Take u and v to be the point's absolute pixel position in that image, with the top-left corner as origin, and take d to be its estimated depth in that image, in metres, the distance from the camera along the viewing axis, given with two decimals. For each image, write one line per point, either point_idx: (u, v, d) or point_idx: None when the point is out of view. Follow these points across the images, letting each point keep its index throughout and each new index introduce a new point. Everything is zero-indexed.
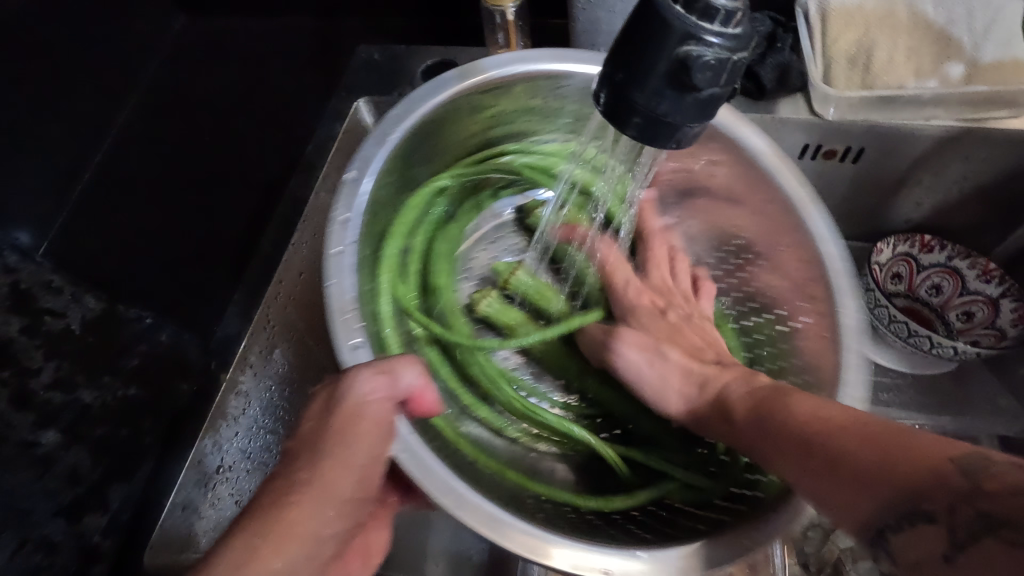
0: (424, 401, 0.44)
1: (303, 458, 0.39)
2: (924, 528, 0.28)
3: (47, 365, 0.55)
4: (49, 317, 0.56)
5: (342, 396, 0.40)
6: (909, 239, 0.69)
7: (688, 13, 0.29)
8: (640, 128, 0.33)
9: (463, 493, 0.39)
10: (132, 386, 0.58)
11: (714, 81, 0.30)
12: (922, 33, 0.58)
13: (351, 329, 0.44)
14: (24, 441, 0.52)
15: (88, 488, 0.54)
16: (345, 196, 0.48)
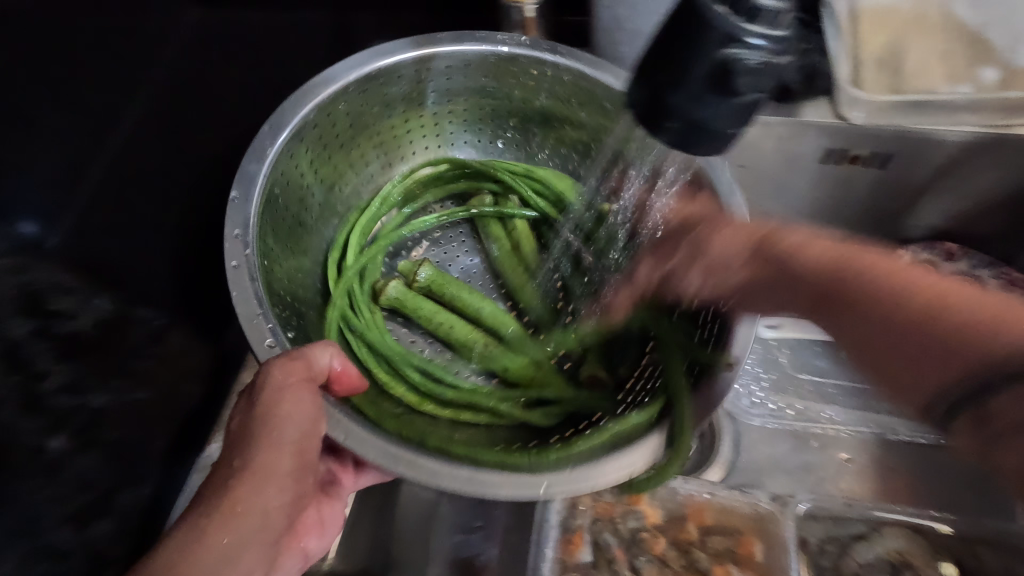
0: (344, 378, 0.43)
1: (236, 450, 0.38)
2: (991, 396, 0.36)
3: (56, 370, 0.51)
4: (59, 318, 0.52)
5: (262, 382, 0.39)
6: (932, 246, 0.67)
7: (733, 14, 0.27)
8: (676, 134, 0.31)
9: (399, 454, 0.40)
10: (141, 391, 0.57)
11: (757, 86, 0.29)
12: (954, 35, 0.56)
13: (262, 329, 0.43)
14: (34, 449, 0.48)
15: (97, 496, 0.53)
16: (242, 184, 0.48)
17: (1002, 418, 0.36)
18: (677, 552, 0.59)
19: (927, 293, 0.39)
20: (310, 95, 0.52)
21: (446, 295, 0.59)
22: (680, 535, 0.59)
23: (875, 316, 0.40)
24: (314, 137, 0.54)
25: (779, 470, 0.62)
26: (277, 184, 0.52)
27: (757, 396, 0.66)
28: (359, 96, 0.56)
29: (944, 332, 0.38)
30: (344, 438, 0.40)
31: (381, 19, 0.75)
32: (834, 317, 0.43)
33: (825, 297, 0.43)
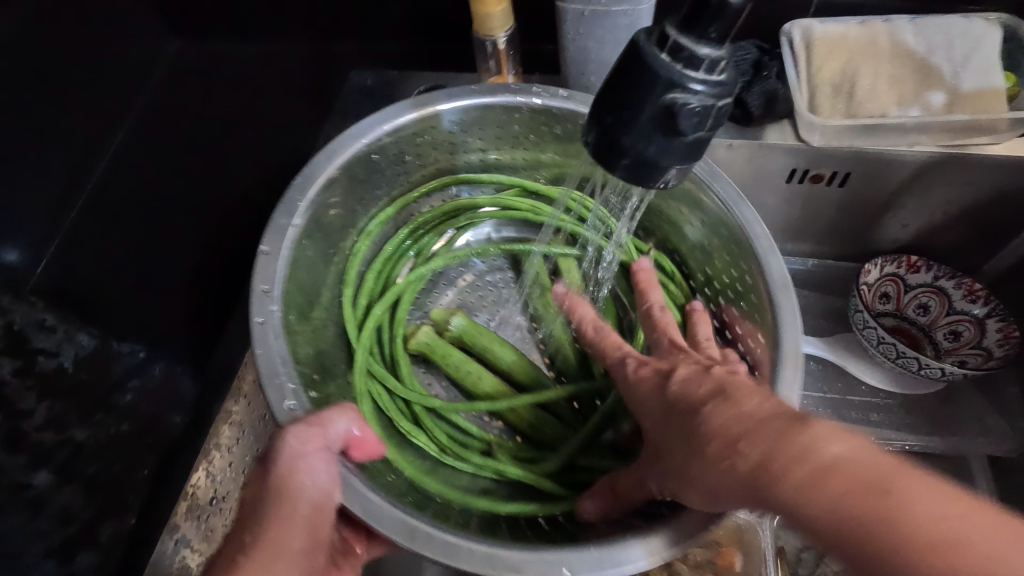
0: (364, 447, 0.42)
1: (248, 527, 0.37)
2: None
3: (39, 408, 0.55)
4: (42, 358, 0.56)
5: (275, 453, 0.38)
6: (896, 259, 0.70)
7: (674, 61, 0.30)
8: (629, 169, 0.33)
9: (412, 525, 0.38)
10: (126, 422, 0.58)
11: (701, 126, 0.31)
12: (903, 61, 0.59)
13: (284, 388, 0.42)
14: (17, 483, 0.52)
15: (81, 527, 0.53)
16: (273, 231, 0.47)
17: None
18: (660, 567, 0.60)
19: (838, 476, 0.28)
20: (342, 147, 0.51)
21: (475, 345, 0.58)
22: None
23: (814, 493, 0.29)
24: (348, 186, 0.54)
25: None
26: (312, 232, 0.51)
27: None
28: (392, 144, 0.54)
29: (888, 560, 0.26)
30: (360, 508, 0.39)
31: (360, 48, 0.77)
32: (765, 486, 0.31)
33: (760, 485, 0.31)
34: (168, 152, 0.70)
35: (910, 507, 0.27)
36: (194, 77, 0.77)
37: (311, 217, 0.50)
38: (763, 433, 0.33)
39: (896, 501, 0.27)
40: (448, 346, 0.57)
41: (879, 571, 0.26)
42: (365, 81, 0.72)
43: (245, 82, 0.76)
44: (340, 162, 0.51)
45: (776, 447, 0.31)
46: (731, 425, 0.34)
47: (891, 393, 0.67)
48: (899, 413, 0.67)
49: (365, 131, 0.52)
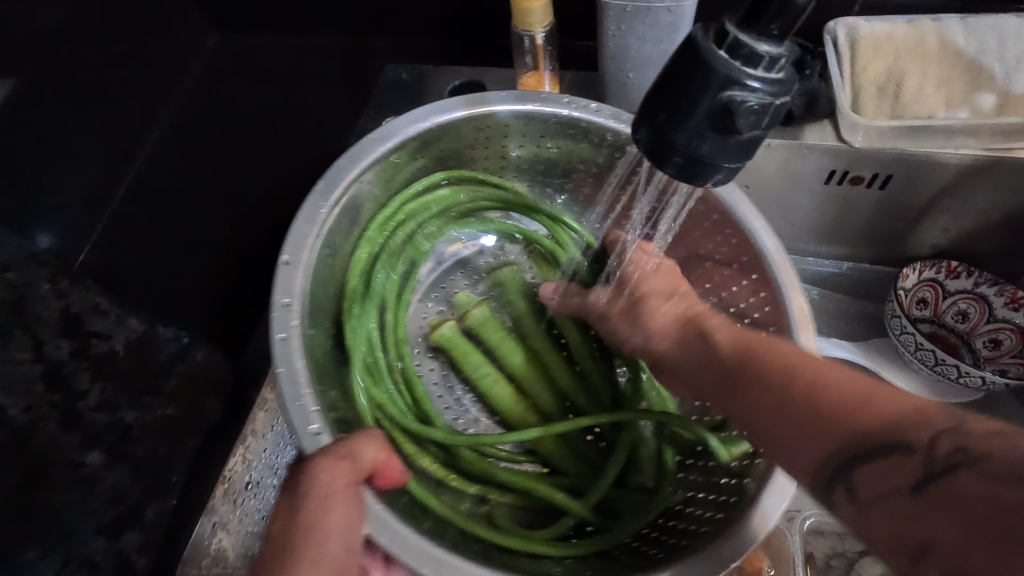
0: (388, 473, 0.42)
1: (277, 570, 0.36)
2: (894, 460, 0.29)
3: (93, 388, 0.54)
4: (95, 340, 0.55)
5: (305, 488, 0.38)
6: (936, 265, 0.69)
7: (732, 59, 0.29)
8: (680, 167, 0.33)
9: (433, 552, 0.40)
10: (169, 407, 0.57)
11: (757, 125, 0.31)
12: (952, 62, 0.58)
13: (308, 414, 0.43)
14: (71, 461, 0.51)
15: (128, 508, 0.53)
16: (292, 241, 0.48)
17: (866, 488, 0.29)
18: None
19: (795, 371, 0.35)
20: (363, 156, 0.52)
21: (489, 341, 0.59)
22: None
23: (773, 390, 0.36)
24: (369, 192, 0.55)
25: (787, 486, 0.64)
26: (328, 251, 0.52)
27: None
28: (406, 153, 0.55)
29: (777, 412, 0.35)
30: (387, 540, 0.40)
31: (395, 42, 0.77)
32: (735, 392, 0.39)
33: (738, 372, 0.39)
34: (207, 142, 0.72)
35: (844, 387, 0.32)
36: (231, 69, 0.78)
37: (330, 231, 0.51)
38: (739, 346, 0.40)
39: (825, 386, 0.33)
40: (465, 346, 0.59)
41: (801, 424, 0.33)
42: (400, 75, 0.72)
43: (280, 75, 0.77)
44: (360, 172, 0.52)
45: (757, 353, 0.39)
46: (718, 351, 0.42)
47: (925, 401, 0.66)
48: None
49: (388, 139, 0.53)
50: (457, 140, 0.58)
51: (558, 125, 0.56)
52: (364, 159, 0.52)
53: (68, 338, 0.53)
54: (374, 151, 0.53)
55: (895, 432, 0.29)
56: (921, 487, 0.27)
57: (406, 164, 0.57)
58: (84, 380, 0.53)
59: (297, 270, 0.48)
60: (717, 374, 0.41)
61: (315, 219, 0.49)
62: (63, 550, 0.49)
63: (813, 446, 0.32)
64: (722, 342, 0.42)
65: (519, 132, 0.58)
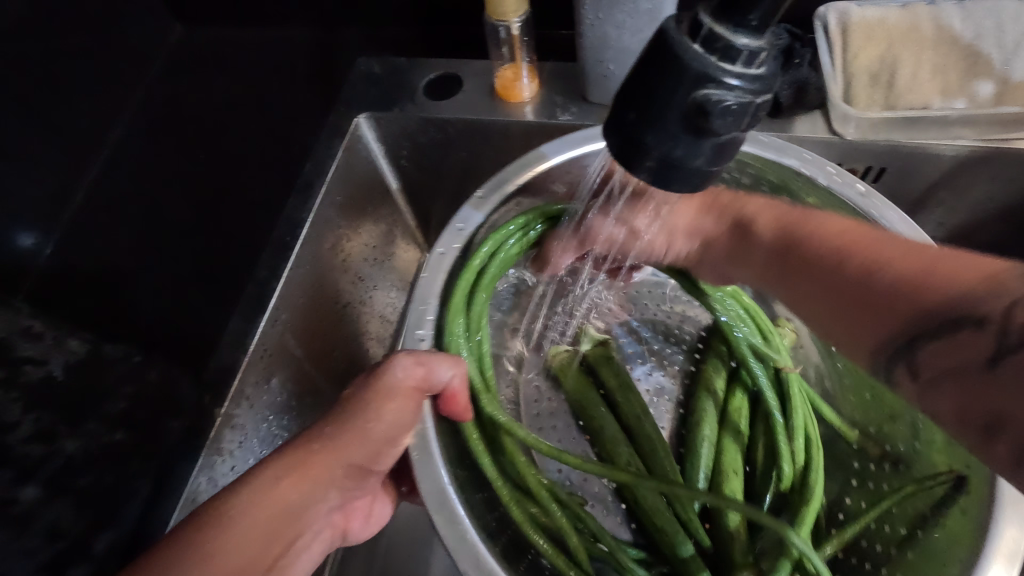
0: (454, 402, 0.46)
1: (330, 420, 0.42)
2: (960, 340, 0.30)
3: (25, 419, 0.47)
4: (29, 366, 0.49)
5: (380, 370, 0.43)
6: None
7: (708, 53, 0.26)
8: (654, 172, 0.30)
9: (448, 498, 0.42)
10: (119, 430, 0.50)
11: (735, 126, 0.28)
12: (948, 49, 0.55)
13: (420, 321, 0.51)
14: (1, 500, 0.44)
15: (71, 542, 0.45)
16: (431, 265, 0.53)
17: (928, 370, 0.32)
18: None
19: (881, 257, 0.34)
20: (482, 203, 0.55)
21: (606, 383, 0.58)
22: None
23: (833, 291, 0.36)
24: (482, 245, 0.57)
25: None
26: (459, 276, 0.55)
27: None
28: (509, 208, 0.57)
29: (875, 293, 0.33)
30: (418, 459, 0.44)
31: (367, 34, 0.73)
32: (810, 282, 0.37)
33: (843, 289, 0.35)
34: (168, 141, 0.68)
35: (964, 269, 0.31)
36: (193, 63, 0.75)
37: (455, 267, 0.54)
38: (777, 235, 0.40)
39: (927, 275, 0.31)
40: (585, 384, 0.58)
41: (850, 304, 0.35)
42: (371, 68, 0.69)
43: (247, 68, 0.73)
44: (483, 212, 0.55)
45: (806, 239, 0.38)
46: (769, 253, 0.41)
47: None
48: None
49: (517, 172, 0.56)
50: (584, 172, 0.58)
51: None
52: (495, 190, 0.55)
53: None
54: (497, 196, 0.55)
55: (968, 300, 0.30)
56: (956, 325, 0.30)
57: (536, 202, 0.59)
58: (15, 410, 0.46)
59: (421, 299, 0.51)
60: (765, 260, 0.42)
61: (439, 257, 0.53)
62: None
63: (858, 322, 0.34)
64: (829, 233, 0.37)
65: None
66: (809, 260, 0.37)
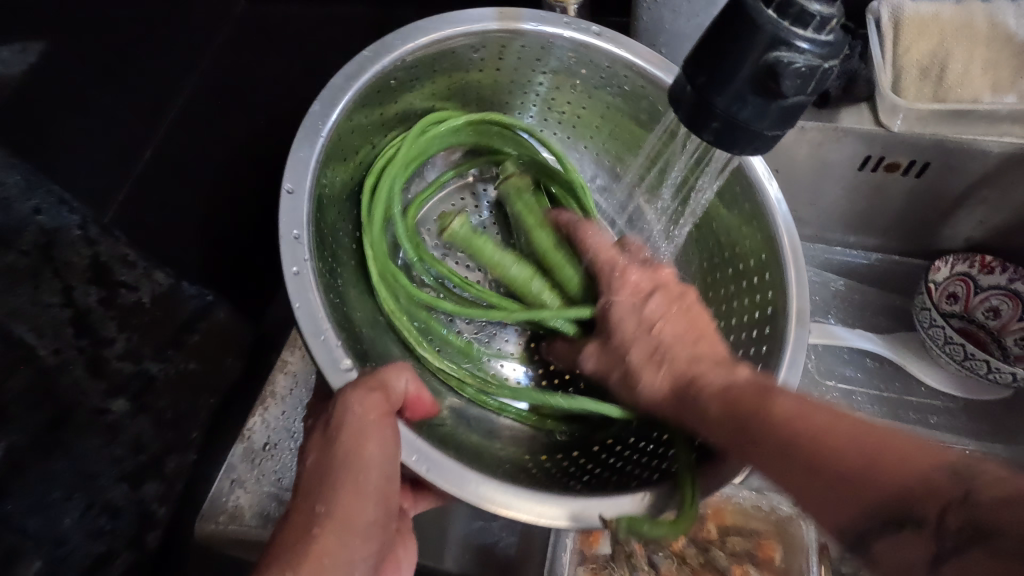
0: (419, 405, 0.44)
1: (317, 497, 0.39)
2: (913, 533, 0.30)
3: (119, 337, 0.51)
4: (122, 290, 0.52)
5: (341, 421, 0.40)
6: (968, 259, 0.67)
7: (781, 18, 0.28)
8: (717, 133, 0.32)
9: (472, 479, 0.41)
10: (192, 361, 0.58)
11: (802, 90, 0.29)
12: (1001, 45, 0.55)
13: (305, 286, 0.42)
14: (95, 409, 0.49)
15: (148, 457, 0.54)
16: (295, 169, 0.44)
17: (885, 559, 0.31)
18: (696, 550, 0.62)
19: (817, 433, 0.34)
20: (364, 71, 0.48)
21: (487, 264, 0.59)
22: (700, 534, 0.63)
23: (810, 449, 0.34)
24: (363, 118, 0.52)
25: None
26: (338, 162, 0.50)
27: None
28: (397, 80, 0.52)
29: (828, 471, 0.32)
30: (427, 470, 0.40)
31: (420, 16, 0.76)
32: (754, 445, 0.36)
33: (739, 433, 0.38)
34: None
35: (918, 460, 0.31)
36: None
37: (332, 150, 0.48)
38: (733, 411, 0.38)
39: (846, 428, 0.33)
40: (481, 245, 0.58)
41: (802, 463, 0.34)
42: None
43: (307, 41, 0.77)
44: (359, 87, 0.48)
45: (769, 397, 0.37)
46: (781, 427, 0.35)
47: (950, 397, 0.65)
48: (961, 418, 0.64)
49: (321, 128, 0.46)
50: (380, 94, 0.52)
51: (578, 58, 0.55)
52: (305, 175, 0.45)
53: (98, 286, 0.50)
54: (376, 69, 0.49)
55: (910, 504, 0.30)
56: (902, 523, 0.30)
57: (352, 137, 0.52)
58: (111, 328, 0.51)
59: (325, 311, 0.42)
60: (729, 425, 0.38)
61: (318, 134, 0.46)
62: (84, 496, 0.48)
63: (790, 474, 0.34)
64: (782, 413, 0.36)
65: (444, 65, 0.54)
66: (745, 422, 0.37)
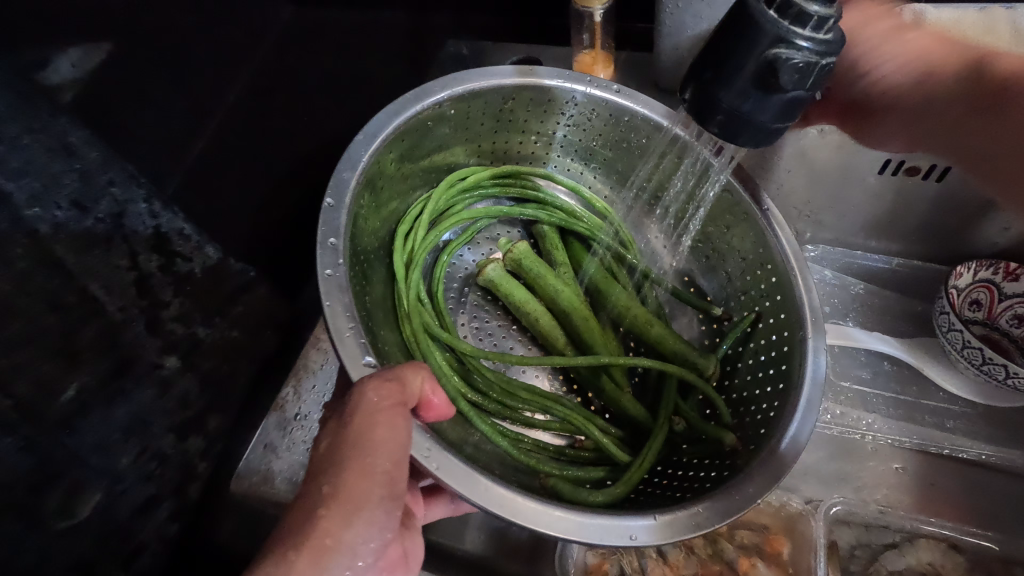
0: (435, 409, 0.47)
1: (325, 477, 0.41)
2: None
3: (174, 301, 0.58)
4: (179, 261, 0.59)
5: (355, 407, 0.42)
6: (992, 265, 0.67)
7: (782, 17, 0.30)
8: (722, 125, 0.35)
9: (479, 479, 0.44)
10: (234, 330, 0.64)
11: (800, 84, 0.32)
12: None
13: (332, 290, 0.48)
14: (152, 363, 0.56)
15: (194, 414, 0.60)
16: (334, 184, 0.52)
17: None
18: (704, 541, 0.63)
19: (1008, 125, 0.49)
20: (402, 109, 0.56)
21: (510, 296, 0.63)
22: (709, 525, 0.64)
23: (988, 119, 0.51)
24: (398, 152, 0.59)
25: (815, 475, 0.65)
26: (366, 192, 0.56)
27: None
28: (426, 122, 0.59)
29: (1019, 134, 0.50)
30: (438, 467, 0.44)
31: (456, 19, 0.80)
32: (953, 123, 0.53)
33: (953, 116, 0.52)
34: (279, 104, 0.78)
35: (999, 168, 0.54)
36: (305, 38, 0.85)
37: (366, 179, 0.55)
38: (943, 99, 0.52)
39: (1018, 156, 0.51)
40: (509, 279, 0.64)
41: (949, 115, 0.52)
42: (464, 55, 0.78)
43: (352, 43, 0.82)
44: (397, 123, 0.56)
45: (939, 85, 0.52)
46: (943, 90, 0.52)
47: (969, 402, 0.65)
48: (977, 423, 0.64)
49: (359, 157, 0.54)
50: (417, 134, 0.59)
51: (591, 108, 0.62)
52: (344, 192, 0.52)
53: (158, 255, 0.56)
54: (411, 109, 0.57)
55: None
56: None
57: (389, 170, 0.59)
58: (168, 292, 0.58)
59: (350, 312, 0.47)
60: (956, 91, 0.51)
61: (355, 166, 0.53)
62: (140, 441, 0.55)
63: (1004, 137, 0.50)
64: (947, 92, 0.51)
65: (477, 113, 0.62)
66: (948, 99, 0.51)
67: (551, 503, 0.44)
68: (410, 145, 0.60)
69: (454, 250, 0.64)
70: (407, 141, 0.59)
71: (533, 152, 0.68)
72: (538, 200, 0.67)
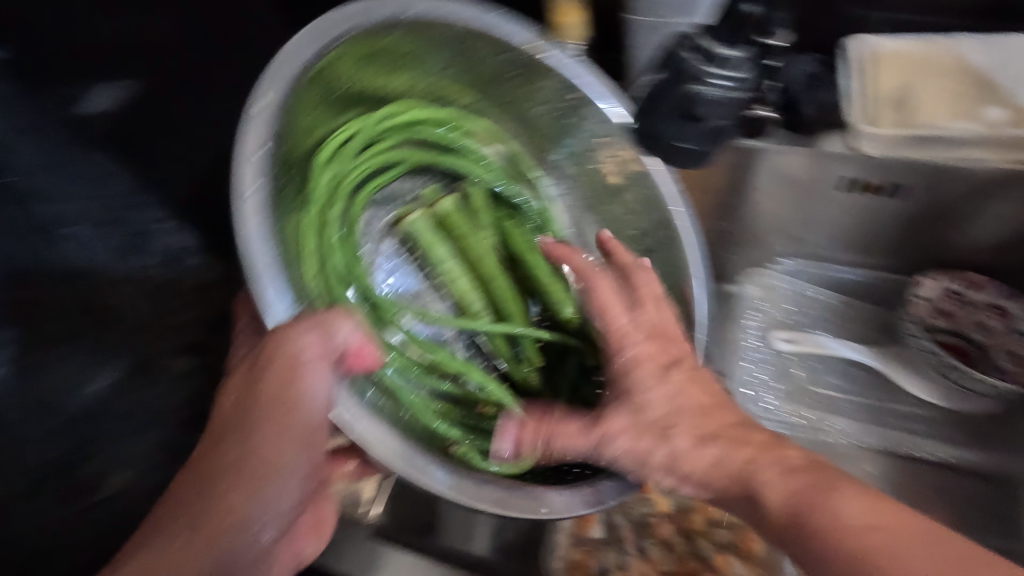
0: (363, 355, 0.46)
1: (235, 451, 0.42)
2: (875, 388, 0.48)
3: None
4: None
5: (285, 355, 0.42)
6: (955, 275, 0.70)
7: (697, 59, 0.38)
8: (661, 149, 0.42)
9: (411, 456, 0.46)
10: None
11: (717, 115, 0.39)
12: (958, 78, 0.63)
13: (269, 254, 0.41)
14: None
15: None
16: (258, 132, 0.41)
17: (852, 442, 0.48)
18: (682, 538, 0.67)
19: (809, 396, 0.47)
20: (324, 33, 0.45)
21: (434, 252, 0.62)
22: (687, 523, 0.67)
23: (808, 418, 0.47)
24: (326, 86, 0.50)
25: None
26: (298, 126, 0.48)
27: (772, 403, 0.73)
28: (356, 44, 0.48)
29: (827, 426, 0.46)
30: (363, 430, 0.45)
31: None
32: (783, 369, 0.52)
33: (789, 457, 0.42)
34: None
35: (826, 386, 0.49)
36: None
37: (297, 99, 0.45)
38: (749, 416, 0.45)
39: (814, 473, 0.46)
40: (433, 238, 0.62)
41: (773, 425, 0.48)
42: None
43: None
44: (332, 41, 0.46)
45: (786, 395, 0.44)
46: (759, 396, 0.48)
47: (938, 407, 0.71)
48: (943, 426, 0.70)
49: (282, 72, 0.43)
50: (367, 49, 0.50)
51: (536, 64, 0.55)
52: (277, 114, 0.43)
53: None
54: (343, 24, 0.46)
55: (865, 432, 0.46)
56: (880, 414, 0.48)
57: (313, 99, 0.49)
58: None
59: (273, 258, 0.41)
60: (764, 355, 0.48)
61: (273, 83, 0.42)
62: None
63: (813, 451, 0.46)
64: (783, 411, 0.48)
65: (421, 41, 0.52)
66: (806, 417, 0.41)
67: (490, 482, 0.49)
68: (347, 65, 0.50)
69: (365, 197, 0.59)
70: (345, 60, 0.49)
71: (466, 101, 0.61)
72: (464, 151, 0.63)
